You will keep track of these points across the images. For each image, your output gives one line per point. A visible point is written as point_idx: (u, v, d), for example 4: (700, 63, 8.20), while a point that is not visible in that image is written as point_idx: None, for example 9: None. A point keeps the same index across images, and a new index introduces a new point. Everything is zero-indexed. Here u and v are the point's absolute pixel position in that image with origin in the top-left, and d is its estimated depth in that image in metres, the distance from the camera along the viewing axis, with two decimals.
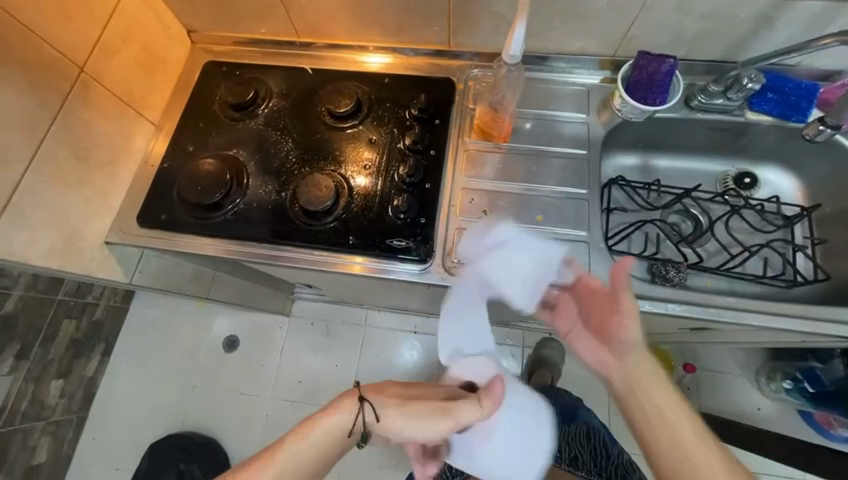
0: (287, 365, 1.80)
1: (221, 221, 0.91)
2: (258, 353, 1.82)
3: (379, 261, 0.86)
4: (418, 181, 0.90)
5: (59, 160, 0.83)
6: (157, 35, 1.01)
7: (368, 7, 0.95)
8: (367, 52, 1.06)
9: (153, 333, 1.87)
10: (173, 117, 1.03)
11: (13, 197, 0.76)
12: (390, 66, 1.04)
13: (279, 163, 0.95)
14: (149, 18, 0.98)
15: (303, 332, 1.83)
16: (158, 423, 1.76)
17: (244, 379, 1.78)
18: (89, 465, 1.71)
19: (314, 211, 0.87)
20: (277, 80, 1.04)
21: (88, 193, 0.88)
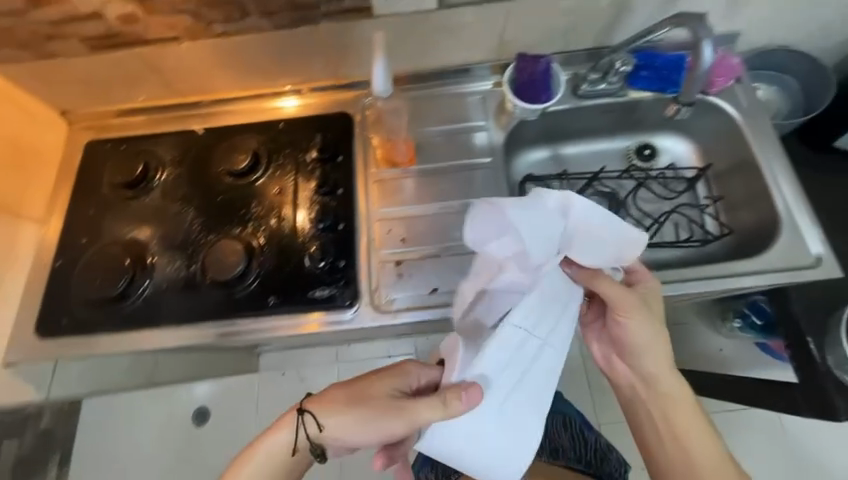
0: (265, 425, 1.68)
1: (131, 311, 0.84)
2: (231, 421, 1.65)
3: (308, 317, 0.83)
4: (330, 224, 0.88)
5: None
6: (23, 127, 0.93)
7: (240, 59, 0.90)
8: (281, 96, 0.99)
9: (98, 436, 1.58)
10: (60, 208, 0.95)
11: None
12: (308, 107, 0.98)
13: (183, 236, 0.90)
14: (8, 112, 0.90)
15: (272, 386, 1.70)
16: None
17: (221, 451, 1.62)
18: None
19: (227, 279, 0.84)
20: (168, 147, 0.98)
21: None
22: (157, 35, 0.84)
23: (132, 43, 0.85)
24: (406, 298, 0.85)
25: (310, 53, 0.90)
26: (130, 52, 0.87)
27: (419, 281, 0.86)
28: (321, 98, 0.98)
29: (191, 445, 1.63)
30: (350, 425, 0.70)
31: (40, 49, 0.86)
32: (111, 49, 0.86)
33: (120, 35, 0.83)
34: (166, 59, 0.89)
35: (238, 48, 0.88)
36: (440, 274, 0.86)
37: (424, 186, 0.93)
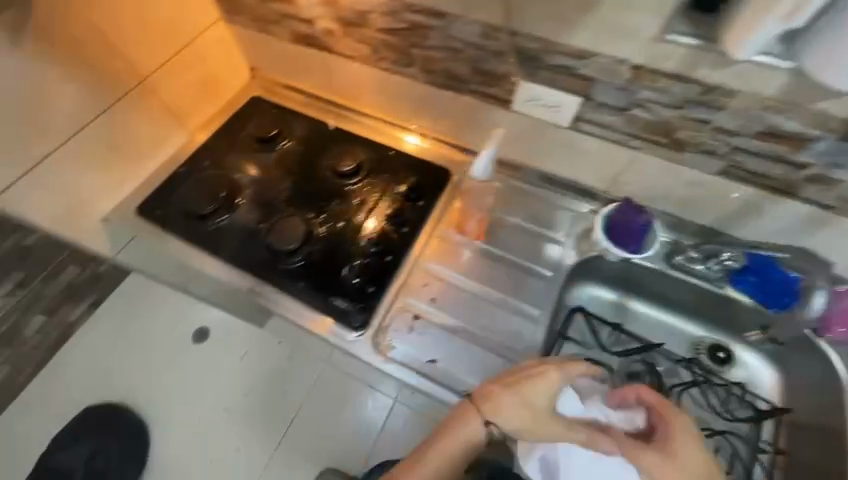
0: None
1: (201, 234, 1.00)
2: None
3: (311, 317, 0.89)
4: (380, 251, 0.95)
5: (84, 145, 0.93)
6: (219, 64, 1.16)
7: (390, 91, 1.04)
8: (406, 131, 1.12)
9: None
10: (208, 129, 1.16)
11: (41, 165, 0.86)
12: (422, 151, 1.09)
13: (274, 197, 1.04)
14: (218, 49, 1.14)
15: None
16: None
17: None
18: None
19: (280, 249, 0.95)
20: (302, 126, 1.16)
21: (107, 174, 1.00)
22: (341, 48, 0.99)
23: (321, 44, 1.01)
24: (410, 352, 0.86)
25: (445, 111, 1.00)
26: (316, 49, 1.03)
27: (425, 343, 0.87)
28: (426, 148, 1.10)
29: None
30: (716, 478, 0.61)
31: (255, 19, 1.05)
32: (304, 42, 1.04)
33: (317, 35, 0.99)
34: (338, 65, 1.04)
35: (392, 84, 1.01)
36: (446, 348, 0.87)
37: (468, 255, 0.98)
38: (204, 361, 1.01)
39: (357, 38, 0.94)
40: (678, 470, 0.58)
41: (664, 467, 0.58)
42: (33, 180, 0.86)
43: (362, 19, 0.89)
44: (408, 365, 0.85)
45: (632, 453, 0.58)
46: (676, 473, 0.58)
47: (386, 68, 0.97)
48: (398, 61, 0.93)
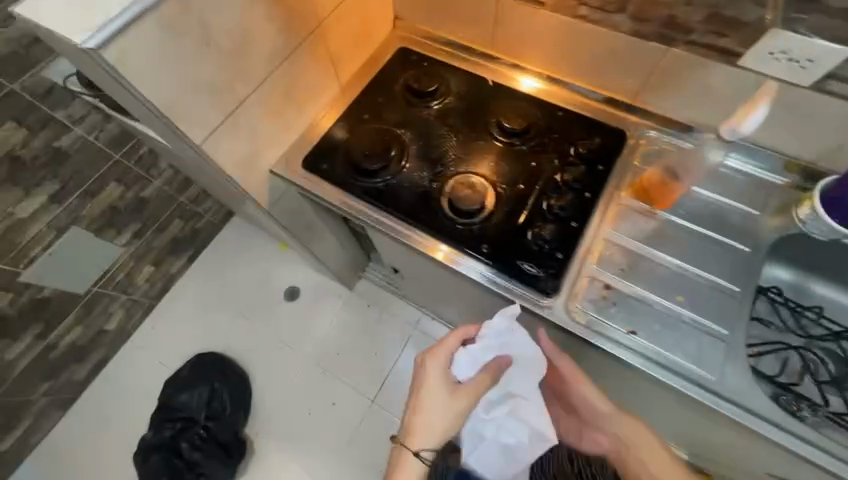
0: (330, 337, 1.89)
1: (372, 190, 0.97)
2: (314, 306, 1.96)
3: (419, 238, 0.93)
4: (565, 216, 0.89)
5: (268, 95, 0.88)
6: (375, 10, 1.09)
7: (575, 45, 0.95)
8: (523, 73, 1.09)
9: (222, 258, 2.06)
10: (359, 82, 1.12)
11: (237, 111, 0.82)
12: (542, 92, 1.07)
13: (439, 154, 1.00)
14: None
15: (357, 309, 1.93)
16: (204, 339, 1.91)
17: (289, 330, 1.91)
18: (138, 373, 1.87)
19: (460, 209, 0.92)
20: (459, 81, 1.09)
21: (281, 125, 0.96)
22: None
23: None
24: (602, 321, 0.82)
25: (635, 66, 0.92)
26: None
27: (619, 314, 0.83)
28: (544, 89, 1.07)
29: (274, 307, 1.96)
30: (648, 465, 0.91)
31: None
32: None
33: None
34: (518, 13, 0.95)
35: (581, 36, 0.92)
36: (641, 319, 0.83)
37: (649, 223, 0.91)
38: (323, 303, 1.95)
39: None
40: (629, 431, 0.92)
41: (631, 427, 0.92)
42: (227, 131, 0.83)
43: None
44: (507, 285, 0.86)
45: (598, 413, 0.94)
46: (621, 430, 0.92)
47: (584, 15, 0.88)
48: (606, 7, 0.84)
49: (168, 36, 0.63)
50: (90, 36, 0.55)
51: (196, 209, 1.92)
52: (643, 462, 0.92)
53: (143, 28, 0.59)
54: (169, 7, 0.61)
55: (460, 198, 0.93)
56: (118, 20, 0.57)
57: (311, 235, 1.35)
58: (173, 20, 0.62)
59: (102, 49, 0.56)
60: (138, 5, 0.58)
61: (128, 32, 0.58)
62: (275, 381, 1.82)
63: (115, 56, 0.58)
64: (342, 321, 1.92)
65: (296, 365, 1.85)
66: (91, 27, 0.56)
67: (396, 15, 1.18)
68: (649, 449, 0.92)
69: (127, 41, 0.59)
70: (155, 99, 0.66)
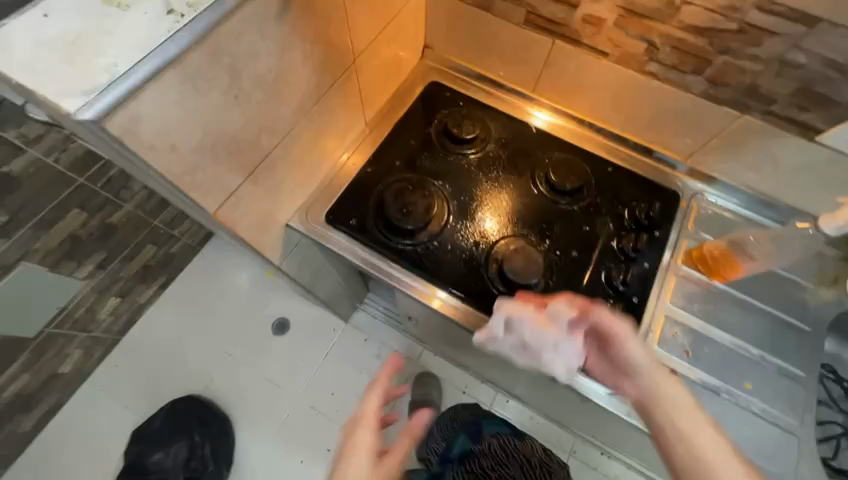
0: (324, 377, 1.71)
1: (410, 254, 0.84)
2: (307, 342, 1.77)
3: (413, 283, 0.83)
4: (628, 291, 0.82)
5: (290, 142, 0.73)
6: (406, 40, 0.96)
7: (634, 100, 0.87)
8: (536, 107, 1.02)
9: (202, 286, 1.83)
10: (387, 120, 0.99)
11: (261, 167, 0.68)
12: (556, 128, 1.01)
13: (484, 213, 0.89)
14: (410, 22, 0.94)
15: (355, 346, 1.76)
16: (180, 380, 1.69)
17: (279, 369, 1.71)
18: (102, 419, 1.62)
19: (515, 283, 0.80)
20: (499, 125, 0.99)
21: (303, 174, 0.81)
22: (595, 40, 0.81)
23: (568, 33, 0.82)
24: None
25: (700, 127, 0.85)
26: (554, 37, 0.84)
27: None
28: (560, 127, 1.00)
29: (262, 341, 1.76)
30: (710, 478, 0.47)
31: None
32: (539, 28, 0.84)
33: (572, 21, 0.80)
34: (575, 60, 0.86)
35: (643, 91, 0.85)
36: (711, 411, 0.76)
37: (709, 297, 0.85)
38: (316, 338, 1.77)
39: (635, 33, 0.76)
40: (688, 425, 0.52)
41: (663, 404, 0.55)
42: (244, 190, 0.67)
43: (668, 13, 0.70)
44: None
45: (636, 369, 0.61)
46: (723, 452, 0.49)
47: (652, 71, 0.80)
48: (680, 66, 0.76)
49: (192, 90, 0.48)
50: (87, 99, 0.39)
51: (173, 232, 1.68)
52: (675, 432, 0.52)
53: (163, 84, 0.44)
54: (197, 56, 0.46)
55: (516, 267, 0.81)
56: (131, 76, 0.41)
57: (318, 282, 1.16)
58: (199, 71, 0.47)
59: (108, 119, 0.41)
60: (158, 58, 0.43)
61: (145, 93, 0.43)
62: (261, 427, 1.64)
63: (124, 124, 0.42)
64: (336, 356, 1.75)
65: (284, 408, 1.66)
66: (91, 85, 0.40)
67: (425, 45, 1.05)
68: (683, 459, 0.50)
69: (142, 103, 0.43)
70: (168, 168, 0.50)
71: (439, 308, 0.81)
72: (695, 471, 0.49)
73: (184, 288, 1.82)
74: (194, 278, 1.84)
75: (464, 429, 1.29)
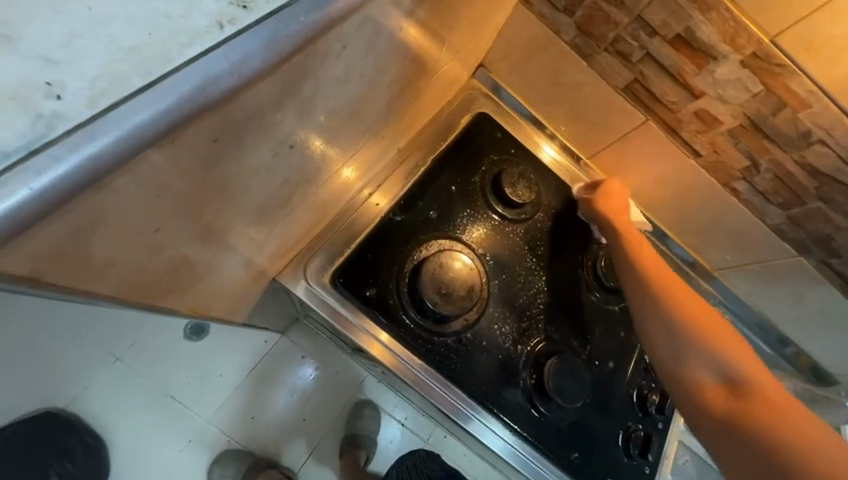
0: (243, 399, 1.35)
1: (438, 347, 0.66)
2: (230, 355, 1.35)
3: (368, 334, 0.63)
4: (655, 417, 0.77)
5: (308, 185, 0.50)
6: (471, 53, 0.72)
7: (699, 208, 0.79)
8: (547, 139, 0.85)
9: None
10: (420, 150, 0.75)
11: (258, 224, 0.44)
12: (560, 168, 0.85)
13: (525, 302, 0.73)
14: (485, 34, 0.70)
15: (292, 369, 1.40)
16: None
17: (187, 386, 1.31)
18: None
19: (557, 403, 0.69)
20: (548, 190, 0.83)
21: (301, 215, 0.55)
22: (695, 137, 0.70)
23: (668, 118, 0.69)
24: None
25: (748, 252, 0.81)
26: (649, 117, 0.71)
27: None
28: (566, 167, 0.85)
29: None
30: (681, 342, 0.56)
31: (593, 30, 0.65)
32: (637, 103, 0.70)
33: (682, 109, 0.67)
34: (660, 149, 0.74)
35: (712, 204, 0.77)
36: None
37: None
38: (235, 347, 1.36)
39: (746, 147, 0.67)
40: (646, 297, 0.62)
41: (643, 288, 0.63)
42: (226, 256, 0.44)
43: (796, 144, 0.63)
44: (475, 424, 0.66)
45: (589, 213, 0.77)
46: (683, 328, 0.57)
47: (737, 188, 0.73)
48: (769, 195, 0.71)
49: (184, 167, 0.26)
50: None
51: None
52: (692, 347, 0.56)
53: (133, 174, 0.23)
54: (259, 93, 0.26)
55: (559, 383, 0.69)
56: (54, 170, 0.19)
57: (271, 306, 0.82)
58: (210, 138, 0.26)
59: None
60: (133, 129, 0.21)
61: (89, 197, 0.21)
62: (152, 455, 1.25)
63: (22, 259, 0.21)
64: (265, 375, 1.38)
65: (189, 432, 1.31)
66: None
67: (481, 64, 0.81)
68: (665, 314, 0.59)
69: (79, 215, 0.21)
70: (126, 257, 0.29)
71: (363, 343, 0.63)
72: (670, 335, 0.58)
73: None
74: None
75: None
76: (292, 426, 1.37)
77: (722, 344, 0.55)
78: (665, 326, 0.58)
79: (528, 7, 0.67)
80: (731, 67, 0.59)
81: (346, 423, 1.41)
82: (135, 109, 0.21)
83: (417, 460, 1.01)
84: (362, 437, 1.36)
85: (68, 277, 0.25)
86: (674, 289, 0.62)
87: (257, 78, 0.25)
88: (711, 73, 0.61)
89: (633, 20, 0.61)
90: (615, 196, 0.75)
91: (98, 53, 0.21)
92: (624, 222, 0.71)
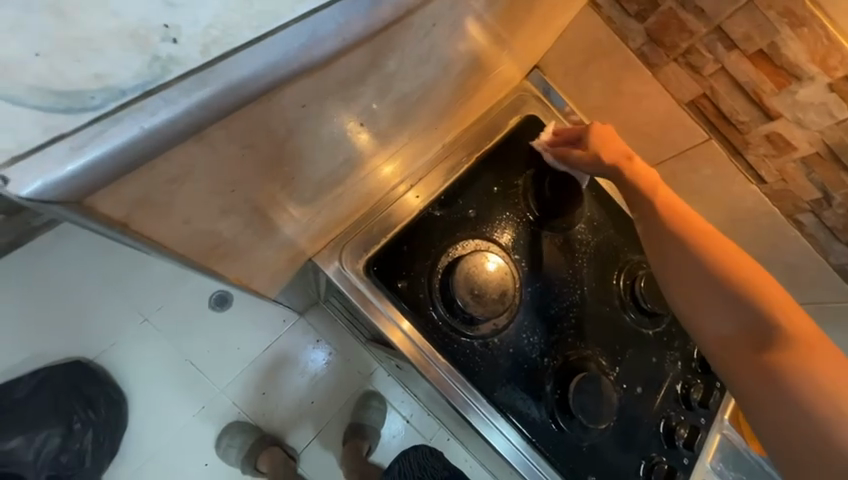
0: (256, 374, 1.37)
1: (463, 348, 0.65)
2: (249, 329, 1.39)
3: (394, 324, 0.63)
4: (681, 452, 0.73)
5: (357, 169, 0.49)
6: (530, 54, 0.70)
7: (753, 238, 0.74)
8: None
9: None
10: (465, 148, 0.73)
11: (308, 201, 0.44)
12: (607, 182, 0.82)
13: (557, 314, 0.71)
14: (548, 35, 0.67)
15: (306, 350, 1.42)
16: (60, 342, 1.26)
17: (206, 355, 1.34)
18: None
19: (581, 422, 0.66)
20: (593, 201, 0.79)
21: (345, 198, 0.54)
22: (761, 162, 0.65)
23: (735, 139, 0.65)
24: None
25: (803, 291, 0.76)
26: (713, 134, 0.67)
27: None
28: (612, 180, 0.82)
29: (192, 313, 1.35)
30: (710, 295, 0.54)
31: (665, 38, 0.61)
32: (702, 119, 0.66)
33: (751, 131, 0.63)
34: (720, 171, 0.70)
35: (770, 236, 0.72)
36: None
37: (741, 464, 0.79)
38: (256, 322, 1.39)
39: (818, 178, 0.62)
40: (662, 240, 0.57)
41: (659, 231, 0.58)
42: (273, 229, 0.45)
43: None
44: (494, 430, 0.64)
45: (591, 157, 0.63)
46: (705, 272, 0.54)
47: (801, 221, 0.68)
48: (838, 232, 0.65)
49: (270, 128, 0.27)
50: (59, 147, 0.19)
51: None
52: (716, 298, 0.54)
53: (228, 128, 0.24)
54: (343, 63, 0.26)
55: (585, 402, 0.66)
56: (163, 115, 0.20)
57: (300, 285, 0.83)
58: (301, 104, 0.27)
59: (96, 196, 0.21)
60: (237, 81, 0.22)
61: (186, 146, 0.22)
62: (163, 416, 1.29)
63: (120, 201, 0.22)
64: (280, 354, 1.40)
65: (201, 400, 1.32)
66: (80, 111, 0.20)
67: (536, 65, 0.79)
68: (690, 260, 0.55)
69: (174, 164, 0.23)
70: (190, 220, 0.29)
71: (385, 331, 0.63)
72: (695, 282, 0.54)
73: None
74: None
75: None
76: (301, 407, 1.39)
77: (744, 276, 0.53)
78: (693, 276, 0.55)
79: (596, 10, 0.64)
80: (815, 90, 0.55)
81: (352, 411, 1.41)
82: (242, 64, 0.22)
83: (420, 455, 0.99)
84: (368, 428, 1.37)
85: (150, 226, 0.26)
86: (693, 223, 0.57)
87: (354, 45, 0.25)
88: (792, 94, 0.57)
89: (711, 32, 0.58)
90: (612, 145, 0.62)
91: (214, 3, 0.22)
92: (636, 166, 0.60)
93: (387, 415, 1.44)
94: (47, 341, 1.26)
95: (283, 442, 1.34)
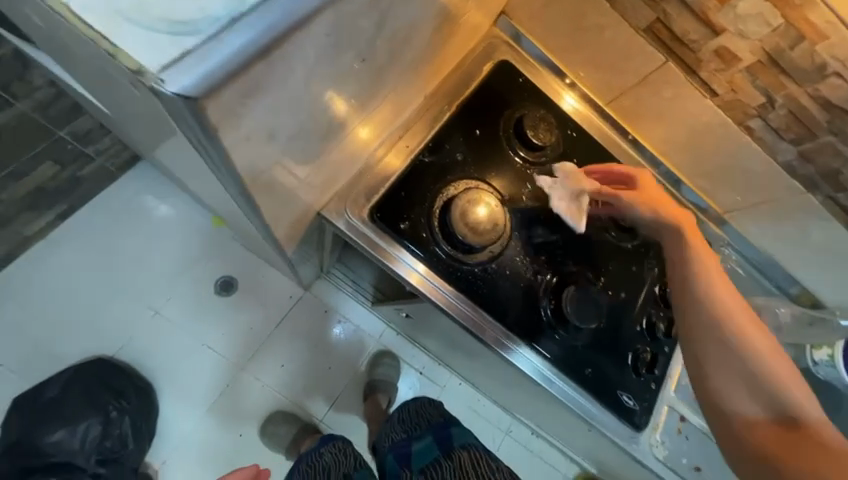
0: (273, 346, 1.45)
1: (466, 275, 0.73)
2: (258, 307, 1.45)
3: (402, 261, 0.70)
4: (663, 343, 0.84)
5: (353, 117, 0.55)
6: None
7: (711, 151, 0.83)
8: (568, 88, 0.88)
9: (120, 221, 1.39)
10: (444, 100, 0.78)
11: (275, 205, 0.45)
12: (582, 117, 0.89)
13: (545, 237, 0.79)
14: None
15: (317, 319, 1.49)
16: (79, 343, 1.31)
17: (223, 336, 1.41)
18: None
19: (575, 325, 0.76)
20: (567, 136, 0.86)
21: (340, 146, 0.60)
22: (713, 77, 0.72)
23: (688, 58, 0.71)
24: (675, 453, 0.84)
25: (758, 192, 0.85)
26: (669, 56, 0.73)
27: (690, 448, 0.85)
28: (586, 116, 0.89)
29: (201, 300, 1.41)
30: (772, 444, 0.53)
31: None
32: (659, 43, 0.72)
33: (703, 48, 0.69)
34: (678, 90, 0.76)
35: (724, 146, 0.80)
36: (704, 452, 0.87)
37: None
38: (265, 299, 1.46)
39: (762, 84, 0.69)
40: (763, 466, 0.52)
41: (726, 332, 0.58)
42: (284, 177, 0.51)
43: (812, 77, 0.65)
44: (501, 342, 0.73)
45: (695, 324, 0.59)
46: (755, 411, 0.55)
47: (751, 127, 0.76)
48: (783, 132, 0.74)
49: (310, 48, 0.37)
50: (185, 62, 0.31)
51: (86, 152, 1.22)
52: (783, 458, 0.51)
53: (287, 48, 0.34)
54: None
55: (579, 308, 0.76)
56: (245, 37, 0.32)
57: (305, 248, 0.89)
58: (325, 32, 0.37)
59: (200, 103, 0.31)
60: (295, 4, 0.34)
61: (257, 63, 0.33)
62: (193, 396, 1.36)
63: (219, 107, 0.33)
64: (293, 327, 1.47)
65: (224, 378, 1.39)
66: (192, 35, 0.32)
67: (503, 11, 0.81)
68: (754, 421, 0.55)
69: (250, 79, 0.33)
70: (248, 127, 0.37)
71: (403, 273, 0.70)
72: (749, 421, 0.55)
73: (91, 218, 1.38)
74: (111, 204, 1.40)
75: (430, 428, 1.00)
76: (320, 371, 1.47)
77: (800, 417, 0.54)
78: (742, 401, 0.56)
79: None
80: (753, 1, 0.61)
81: (368, 369, 1.51)
82: (279, 5, 0.33)
83: (418, 406, 1.09)
84: (383, 382, 1.46)
85: (227, 135, 0.36)
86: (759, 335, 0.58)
87: None
88: (732, 8, 0.63)
89: None
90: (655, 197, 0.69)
91: None
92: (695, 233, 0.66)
93: (402, 371, 1.55)
94: (66, 344, 1.31)
95: (301, 415, 1.42)
